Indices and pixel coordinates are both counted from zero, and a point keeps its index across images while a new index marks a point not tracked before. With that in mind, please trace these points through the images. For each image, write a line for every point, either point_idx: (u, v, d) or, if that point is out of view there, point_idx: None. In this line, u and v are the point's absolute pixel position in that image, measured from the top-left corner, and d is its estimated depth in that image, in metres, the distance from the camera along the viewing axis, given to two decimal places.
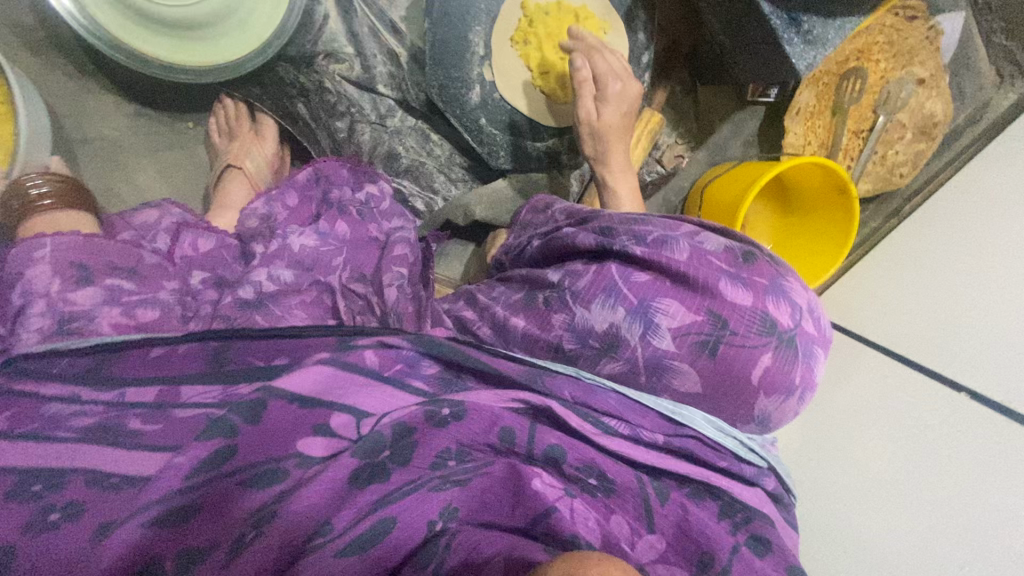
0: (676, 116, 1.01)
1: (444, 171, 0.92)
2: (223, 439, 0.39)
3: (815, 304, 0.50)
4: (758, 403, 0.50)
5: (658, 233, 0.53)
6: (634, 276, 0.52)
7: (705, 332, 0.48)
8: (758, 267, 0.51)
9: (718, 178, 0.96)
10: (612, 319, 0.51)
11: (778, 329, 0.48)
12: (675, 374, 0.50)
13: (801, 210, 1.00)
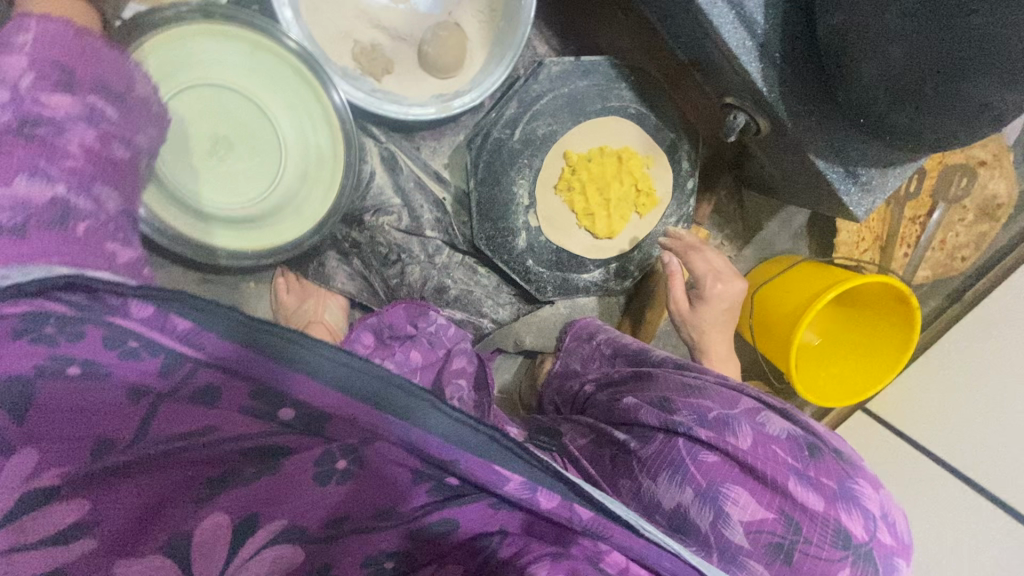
0: (722, 218, 0.99)
1: (492, 297, 0.92)
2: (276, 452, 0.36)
3: (887, 508, 0.52)
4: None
5: (719, 411, 0.56)
6: (701, 455, 0.53)
7: (779, 534, 0.49)
8: (825, 463, 0.53)
9: (772, 283, 0.93)
10: (681, 499, 0.52)
11: (853, 543, 0.49)
12: (748, 574, 0.49)
13: (858, 307, 0.97)
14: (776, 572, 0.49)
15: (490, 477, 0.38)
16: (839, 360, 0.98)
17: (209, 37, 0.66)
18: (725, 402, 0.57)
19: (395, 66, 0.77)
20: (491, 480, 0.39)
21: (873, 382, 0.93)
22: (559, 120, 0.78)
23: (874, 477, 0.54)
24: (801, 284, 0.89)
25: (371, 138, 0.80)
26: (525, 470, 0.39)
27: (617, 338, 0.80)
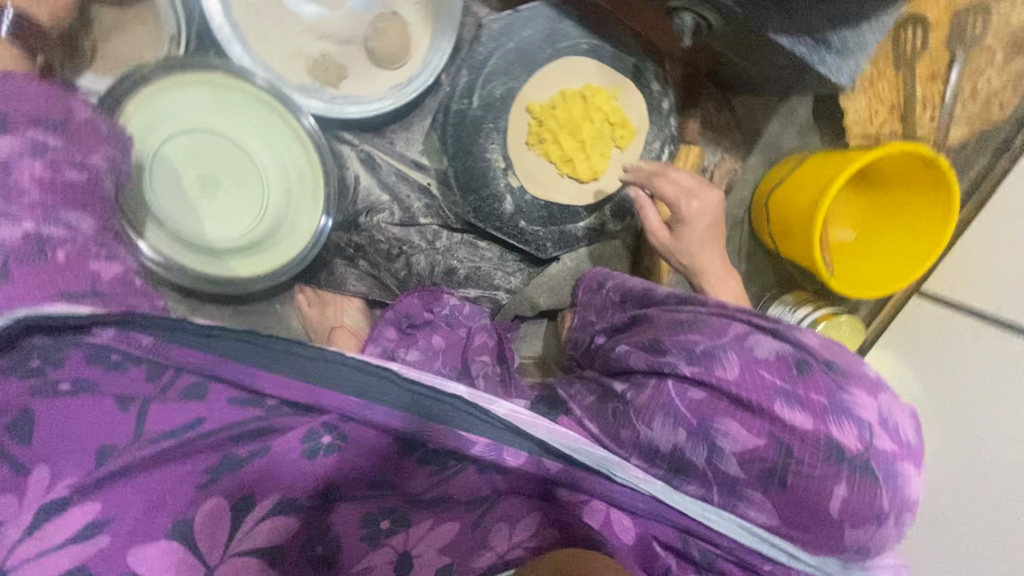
0: (717, 133, 0.94)
1: (501, 267, 0.94)
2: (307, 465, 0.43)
3: (888, 412, 0.47)
4: (846, 536, 0.46)
5: (705, 344, 0.54)
6: (691, 394, 0.52)
7: (770, 459, 0.47)
8: (814, 378, 0.49)
9: (784, 183, 0.89)
10: (676, 441, 0.51)
11: (847, 456, 0.46)
12: (748, 503, 0.48)
13: (891, 185, 0.90)
14: (774, 497, 0.47)
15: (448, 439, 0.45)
16: (878, 251, 0.91)
17: (173, 87, 0.70)
18: (714, 333, 0.54)
19: (349, 70, 0.79)
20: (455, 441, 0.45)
21: (920, 262, 0.85)
22: (515, 77, 0.78)
23: (872, 382, 0.49)
24: (806, 185, 0.84)
25: (345, 144, 0.84)
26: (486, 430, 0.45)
27: (624, 282, 0.79)
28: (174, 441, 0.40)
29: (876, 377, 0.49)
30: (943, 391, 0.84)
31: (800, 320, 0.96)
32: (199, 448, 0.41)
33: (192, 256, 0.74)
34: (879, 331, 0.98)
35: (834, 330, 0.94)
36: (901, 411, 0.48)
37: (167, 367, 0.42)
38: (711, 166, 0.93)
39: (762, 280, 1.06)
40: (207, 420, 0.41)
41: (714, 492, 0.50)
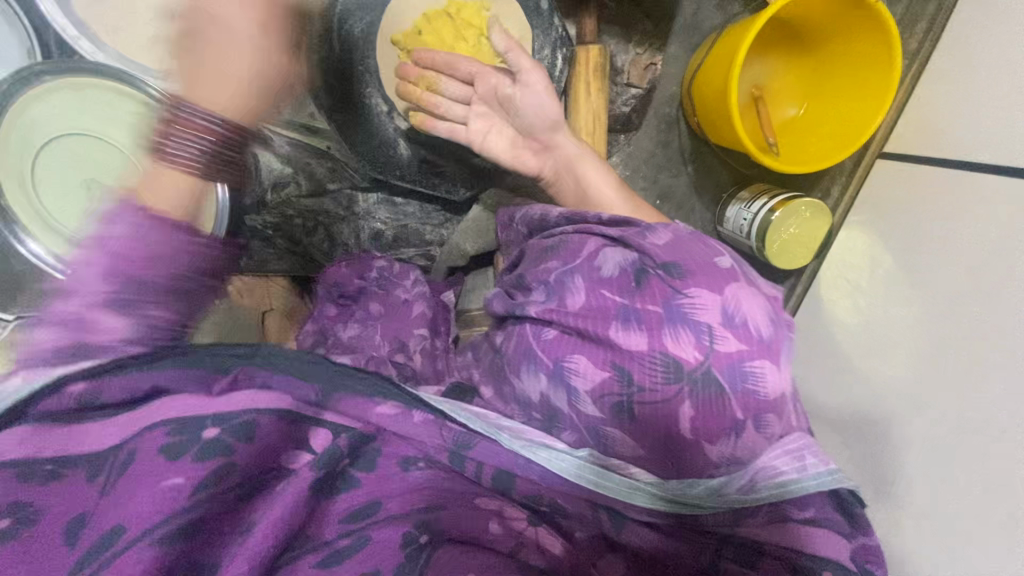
0: (624, 27, 0.86)
1: (427, 220, 0.92)
2: (221, 457, 0.44)
3: (729, 309, 0.49)
4: (706, 453, 0.48)
5: (557, 273, 0.56)
6: (544, 335, 0.53)
7: (615, 392, 0.49)
8: (652, 289, 0.51)
9: (705, 65, 0.82)
10: (541, 388, 0.53)
11: (685, 369, 0.48)
12: (611, 441, 0.51)
13: (823, 40, 0.80)
14: (631, 425, 0.50)
15: (352, 415, 0.51)
16: (826, 117, 0.81)
17: (34, 100, 0.71)
18: (569, 256, 0.57)
19: None
20: (352, 414, 0.50)
21: (868, 119, 0.75)
22: (374, 11, 0.76)
23: (717, 281, 0.50)
24: (719, 69, 0.79)
25: None
26: (387, 398, 0.51)
27: (529, 212, 0.72)
28: (117, 478, 0.42)
29: (724, 272, 0.51)
30: (889, 276, 0.79)
31: (755, 214, 0.88)
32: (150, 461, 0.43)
33: None
34: (844, 213, 0.92)
35: (794, 216, 0.84)
36: (748, 299, 0.49)
37: (127, 400, 0.47)
38: (623, 66, 0.86)
39: (716, 179, 0.96)
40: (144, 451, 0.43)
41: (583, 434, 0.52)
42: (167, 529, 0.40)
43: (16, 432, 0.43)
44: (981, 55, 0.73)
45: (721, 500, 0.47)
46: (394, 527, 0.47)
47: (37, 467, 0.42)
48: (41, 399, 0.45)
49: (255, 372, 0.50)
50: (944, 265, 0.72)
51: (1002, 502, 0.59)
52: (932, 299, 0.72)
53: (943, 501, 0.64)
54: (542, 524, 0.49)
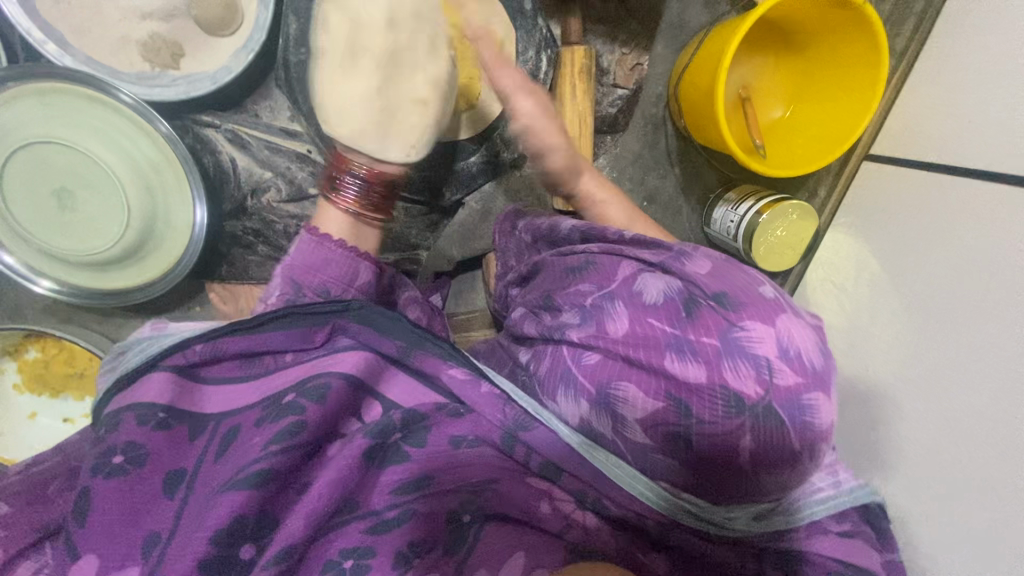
0: (609, 26, 0.84)
1: (413, 225, 0.85)
2: (294, 416, 0.45)
3: (786, 336, 0.42)
4: (764, 485, 0.43)
5: (595, 296, 0.50)
6: (585, 358, 0.48)
7: (672, 422, 0.43)
8: (704, 318, 0.44)
9: (694, 68, 0.81)
10: (580, 413, 0.47)
11: (747, 403, 0.41)
12: (655, 470, 0.45)
13: (812, 40, 0.79)
14: (684, 458, 0.44)
15: (410, 392, 0.49)
16: (814, 120, 0.80)
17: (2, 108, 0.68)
18: (602, 280, 0.51)
19: (185, 46, 0.74)
20: (425, 371, 0.49)
21: (857, 121, 0.74)
22: None
23: (771, 307, 0.43)
24: (705, 71, 0.78)
25: (207, 127, 0.80)
26: (458, 361, 0.48)
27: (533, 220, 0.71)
28: (219, 447, 0.46)
29: (773, 300, 0.44)
30: (877, 281, 0.78)
31: (742, 217, 0.87)
32: (246, 430, 0.46)
33: (91, 277, 0.76)
34: (828, 219, 0.92)
35: (781, 219, 0.84)
36: (801, 330, 0.42)
37: (255, 352, 0.50)
38: (609, 66, 0.84)
39: (704, 181, 0.96)
40: (244, 421, 0.47)
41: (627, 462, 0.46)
42: (238, 479, 0.43)
43: (161, 377, 0.48)
44: (976, 54, 0.72)
45: (760, 526, 0.46)
46: (443, 501, 0.47)
47: (153, 414, 0.46)
48: (173, 356, 0.49)
49: (348, 325, 0.51)
50: (936, 269, 0.70)
51: (978, 507, 0.60)
52: (921, 304, 0.71)
53: (938, 506, 0.64)
54: (589, 508, 0.48)
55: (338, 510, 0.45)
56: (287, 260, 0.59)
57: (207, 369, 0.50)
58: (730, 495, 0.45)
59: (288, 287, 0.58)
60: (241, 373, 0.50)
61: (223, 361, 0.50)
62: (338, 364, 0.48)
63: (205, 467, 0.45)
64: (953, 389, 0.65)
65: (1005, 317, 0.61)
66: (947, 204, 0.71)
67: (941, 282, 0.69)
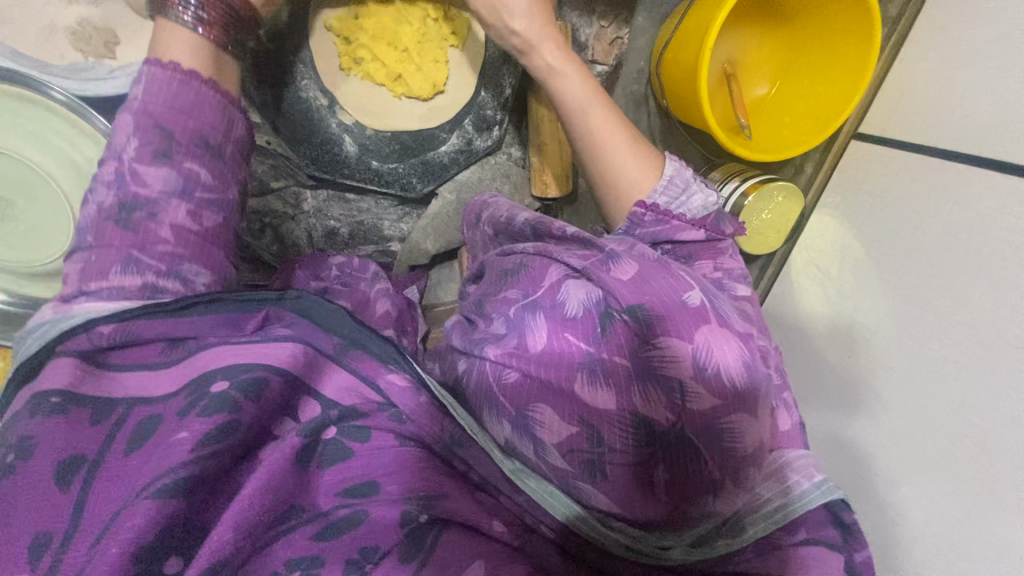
0: None
1: (384, 215, 0.85)
2: (226, 413, 0.40)
3: (703, 353, 0.43)
4: (685, 510, 0.43)
5: (518, 308, 0.50)
6: (505, 377, 0.47)
7: (586, 449, 0.43)
8: (617, 337, 0.45)
9: (670, 45, 0.77)
10: (506, 433, 0.47)
11: (655, 431, 0.43)
12: (585, 495, 0.44)
13: (795, 12, 0.75)
14: (606, 484, 0.43)
15: (350, 391, 0.47)
16: (801, 97, 0.76)
17: None
18: (530, 286, 0.51)
19: (118, 33, 0.68)
20: (363, 375, 0.47)
21: (846, 101, 0.70)
22: None
23: (690, 321, 0.44)
24: (689, 47, 0.73)
25: None
26: (399, 367, 0.48)
27: (494, 212, 0.67)
28: (133, 437, 0.40)
29: (696, 310, 0.44)
30: (864, 269, 0.77)
31: (727, 199, 0.83)
32: (167, 420, 0.41)
33: (48, 288, 0.71)
34: (815, 196, 0.90)
35: (766, 202, 0.81)
36: (721, 345, 0.43)
37: (177, 337, 0.45)
38: (587, 40, 0.79)
39: (688, 160, 0.92)
40: (165, 413, 0.41)
41: (555, 484, 0.46)
42: (158, 486, 0.37)
43: (63, 362, 0.42)
44: (961, 26, 0.69)
45: (698, 555, 0.43)
46: (394, 506, 0.43)
47: (44, 399, 0.40)
48: (78, 338, 0.43)
49: (284, 315, 0.49)
50: (914, 254, 0.70)
51: (965, 498, 0.60)
52: (903, 292, 0.70)
53: (920, 492, 0.65)
54: (534, 530, 0.46)
55: (272, 520, 0.40)
56: (138, 105, 0.51)
57: (117, 354, 0.44)
58: (658, 521, 0.44)
59: (151, 133, 0.50)
60: (160, 361, 0.45)
61: (137, 345, 0.45)
62: (275, 357, 0.44)
63: (122, 472, 0.38)
64: (940, 384, 0.64)
65: (979, 305, 0.61)
66: (939, 185, 0.68)
67: (926, 269, 0.68)
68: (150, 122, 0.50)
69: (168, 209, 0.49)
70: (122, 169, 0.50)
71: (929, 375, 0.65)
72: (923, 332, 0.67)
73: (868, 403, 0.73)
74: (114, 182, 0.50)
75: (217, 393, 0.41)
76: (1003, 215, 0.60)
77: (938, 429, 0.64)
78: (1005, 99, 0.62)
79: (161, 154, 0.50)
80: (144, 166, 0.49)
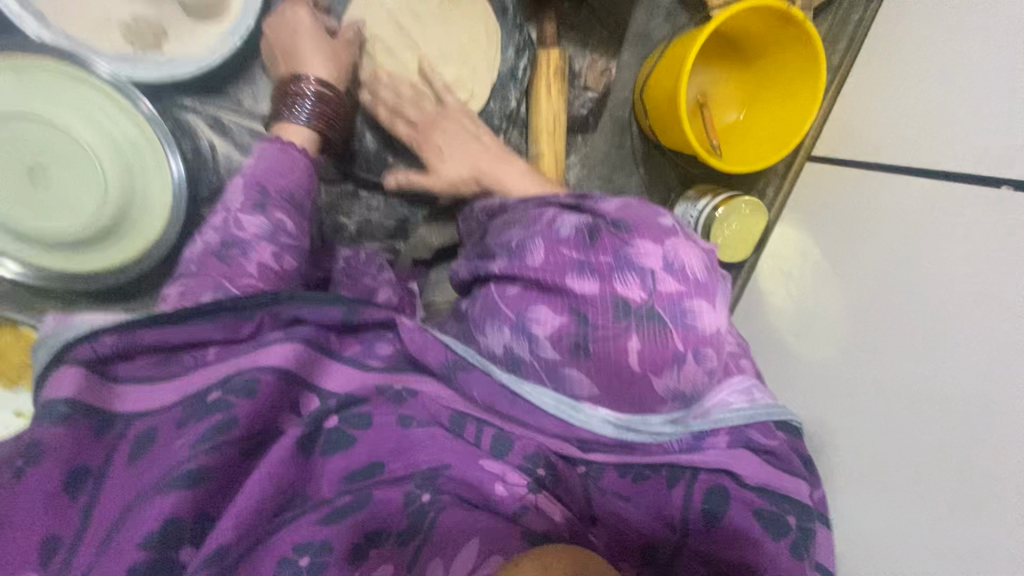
0: (581, 33, 0.92)
1: (393, 215, 0.92)
2: (221, 414, 0.48)
3: (668, 250, 0.52)
4: (653, 383, 0.51)
5: (519, 236, 0.56)
6: (507, 291, 0.54)
7: (573, 332, 0.51)
8: (604, 242, 0.53)
9: (653, 74, 0.89)
10: (504, 340, 0.54)
11: (632, 308, 0.50)
12: (571, 378, 0.52)
13: (757, 53, 0.89)
14: (588, 367, 0.51)
15: (348, 379, 0.55)
16: (762, 123, 0.89)
17: None
18: (529, 223, 0.57)
19: (167, 27, 0.75)
20: (365, 345, 0.58)
21: (799, 125, 0.82)
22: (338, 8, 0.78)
23: (658, 232, 0.53)
24: (667, 77, 0.85)
25: (186, 111, 0.81)
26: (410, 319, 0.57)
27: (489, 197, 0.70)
28: (136, 447, 0.48)
29: (668, 227, 0.54)
30: (820, 276, 0.88)
31: (701, 212, 0.94)
32: (168, 430, 0.49)
33: (58, 259, 0.74)
34: (776, 214, 1.03)
35: (734, 214, 0.91)
36: (687, 251, 0.53)
37: (178, 347, 0.53)
38: (580, 69, 0.91)
39: (665, 180, 1.04)
40: (160, 425, 0.50)
41: (548, 386, 0.53)
42: (169, 481, 0.44)
43: (70, 371, 0.49)
44: (893, 77, 0.84)
45: (676, 428, 0.54)
46: (398, 487, 0.50)
47: (55, 407, 0.47)
48: (86, 346, 0.50)
49: (279, 310, 0.54)
50: (863, 259, 0.82)
51: (920, 469, 0.69)
52: (856, 288, 0.81)
53: (883, 464, 0.73)
54: (542, 490, 0.52)
55: (281, 505, 0.46)
56: (247, 172, 0.64)
57: (121, 365, 0.52)
58: (633, 405, 0.53)
59: (256, 192, 0.62)
60: (158, 374, 0.52)
61: (141, 356, 0.52)
62: (266, 356, 0.52)
63: (115, 468, 0.47)
64: (900, 367, 0.73)
65: (926, 296, 0.72)
66: (886, 203, 0.80)
67: (876, 271, 0.79)
68: (254, 183, 0.63)
69: (258, 248, 0.60)
70: (228, 220, 0.61)
71: (889, 358, 0.75)
72: (881, 323, 0.77)
73: (836, 390, 0.82)
74: (219, 227, 0.61)
75: (211, 399, 0.49)
76: (940, 217, 0.73)
77: (897, 411, 0.72)
78: (931, 133, 0.76)
79: (258, 206, 0.62)
80: (246, 216, 0.61)
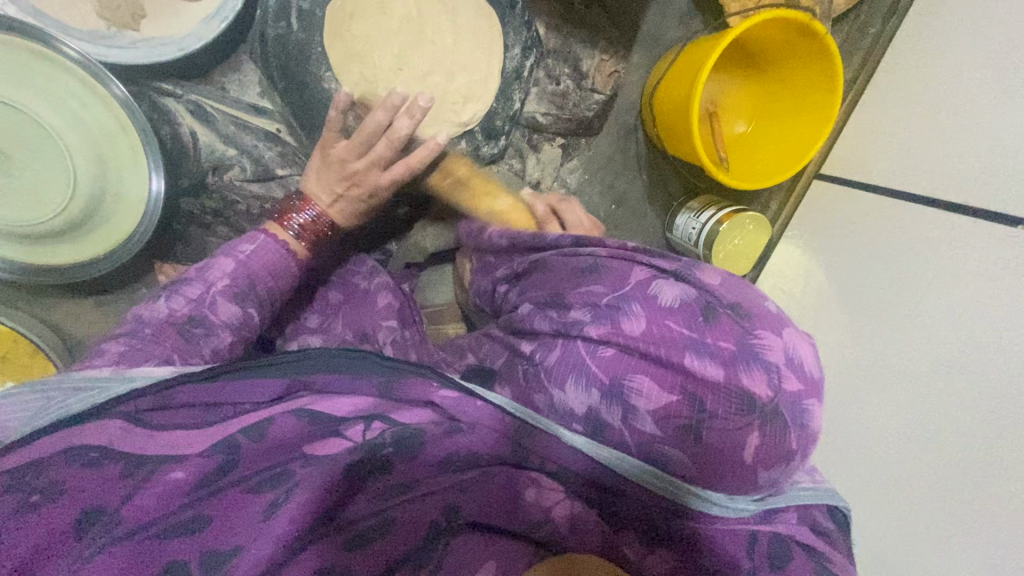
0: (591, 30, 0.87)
1: (386, 215, 0.90)
2: (225, 454, 0.43)
3: (794, 347, 0.46)
4: (758, 480, 0.45)
5: (611, 296, 0.50)
6: (600, 352, 0.47)
7: (685, 415, 0.44)
8: (720, 323, 0.46)
9: (665, 80, 0.85)
10: (589, 402, 0.47)
11: (757, 404, 0.44)
12: (666, 462, 0.45)
13: (774, 65, 0.86)
14: (695, 454, 0.44)
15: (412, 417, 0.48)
16: (773, 137, 0.86)
17: None
18: (616, 282, 0.51)
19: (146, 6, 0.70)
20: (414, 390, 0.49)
21: (814, 140, 0.79)
22: None
23: (775, 320, 0.47)
24: (681, 84, 0.81)
25: (166, 96, 0.76)
26: (452, 381, 0.49)
27: None
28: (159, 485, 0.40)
29: (777, 314, 0.48)
30: (831, 297, 0.85)
31: (704, 225, 0.92)
32: (191, 469, 0.42)
33: (28, 253, 0.69)
34: (781, 229, 1.01)
35: (737, 229, 0.88)
36: (803, 344, 0.47)
37: (213, 402, 0.48)
38: (589, 71, 0.87)
39: (670, 189, 1.01)
40: (185, 467, 0.42)
41: (633, 456, 0.46)
42: (160, 527, 0.39)
43: (106, 423, 0.45)
44: (917, 92, 0.81)
45: (758, 507, 0.46)
46: (428, 507, 0.45)
47: (84, 452, 0.42)
48: (123, 403, 0.46)
49: (312, 374, 0.50)
50: (871, 281, 0.80)
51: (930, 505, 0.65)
52: (863, 312, 0.80)
53: (888, 498, 0.70)
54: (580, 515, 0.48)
55: (309, 527, 0.41)
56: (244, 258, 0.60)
57: (157, 418, 0.47)
58: (728, 487, 0.45)
59: (242, 284, 0.59)
60: (195, 424, 0.46)
61: (175, 411, 0.47)
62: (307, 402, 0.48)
63: (134, 502, 0.39)
64: (908, 395, 0.71)
65: (940, 322, 0.69)
66: (902, 221, 0.78)
67: (890, 294, 0.76)
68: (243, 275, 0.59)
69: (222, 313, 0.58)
70: (202, 299, 0.58)
71: (897, 386, 0.72)
72: (894, 352, 0.74)
73: (843, 414, 0.79)
74: (192, 299, 0.57)
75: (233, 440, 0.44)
76: (957, 249, 0.70)
77: (907, 441, 0.69)
78: (960, 154, 0.73)
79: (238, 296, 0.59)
80: (222, 300, 0.58)
